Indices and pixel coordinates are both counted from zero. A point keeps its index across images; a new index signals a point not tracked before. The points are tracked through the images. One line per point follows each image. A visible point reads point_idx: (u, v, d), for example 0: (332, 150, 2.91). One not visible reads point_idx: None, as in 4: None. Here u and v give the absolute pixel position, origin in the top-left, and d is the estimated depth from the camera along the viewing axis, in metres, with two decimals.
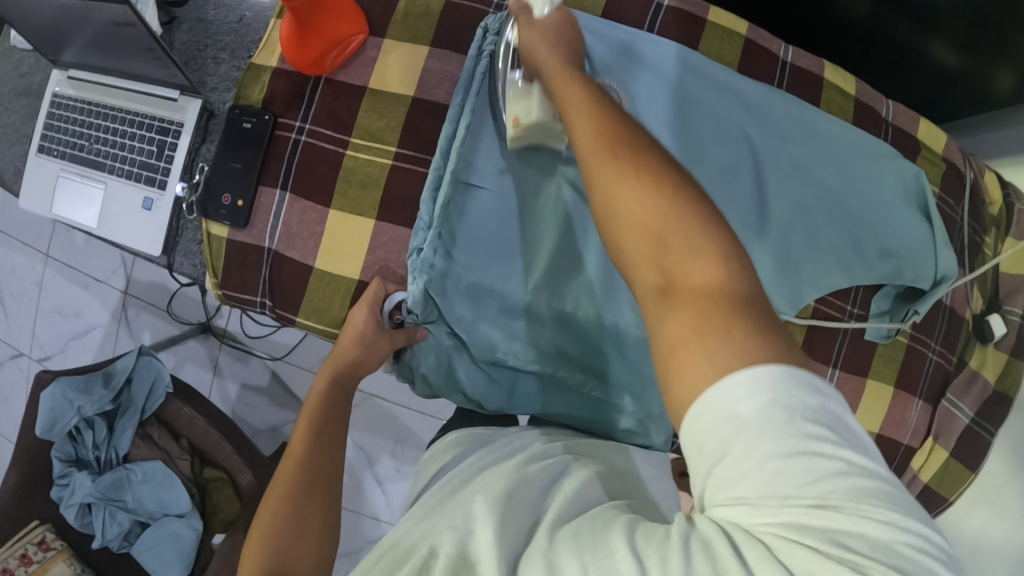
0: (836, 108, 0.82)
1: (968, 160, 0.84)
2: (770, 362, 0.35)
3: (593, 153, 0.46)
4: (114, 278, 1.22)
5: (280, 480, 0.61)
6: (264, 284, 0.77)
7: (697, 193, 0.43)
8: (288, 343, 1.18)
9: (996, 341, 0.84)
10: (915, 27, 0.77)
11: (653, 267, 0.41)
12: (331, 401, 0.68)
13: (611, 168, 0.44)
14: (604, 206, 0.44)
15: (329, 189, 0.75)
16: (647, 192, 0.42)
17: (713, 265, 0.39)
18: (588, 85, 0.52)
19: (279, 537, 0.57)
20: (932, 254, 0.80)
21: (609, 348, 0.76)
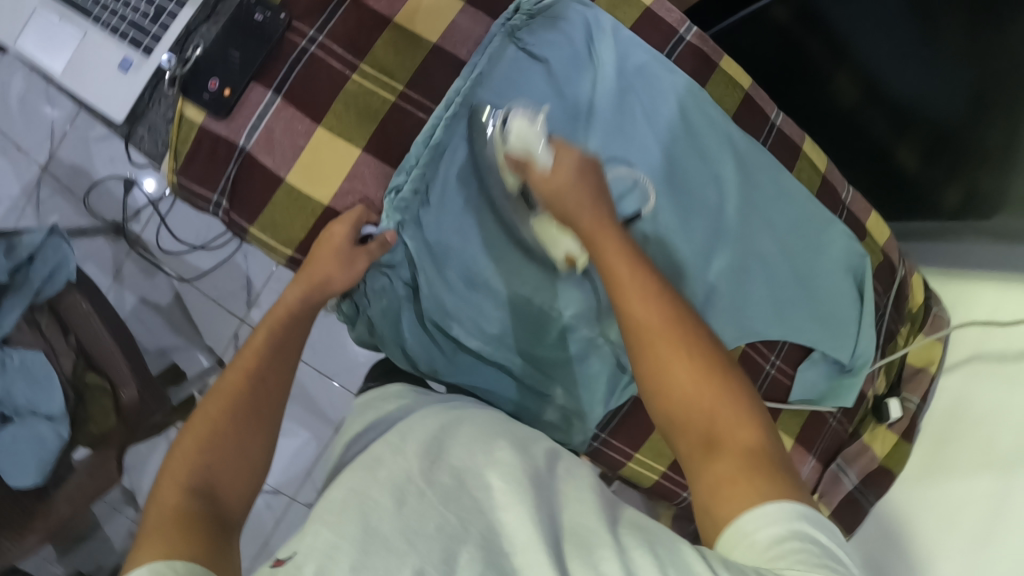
0: (805, 177, 0.88)
1: (902, 259, 0.93)
2: (800, 503, 0.45)
3: (648, 333, 0.54)
4: (36, 150, 1.12)
5: (225, 392, 0.59)
6: (226, 183, 0.73)
7: (737, 373, 0.53)
8: (201, 268, 1.13)
9: (890, 422, 0.90)
10: (890, 127, 0.90)
11: (695, 438, 0.51)
12: (296, 318, 0.67)
13: (673, 359, 0.52)
14: (651, 369, 0.53)
15: (325, 106, 0.73)
16: (698, 367, 0.52)
17: (756, 433, 0.50)
18: (636, 252, 0.59)
19: (210, 460, 0.54)
20: (855, 334, 0.88)
21: (555, 340, 0.77)
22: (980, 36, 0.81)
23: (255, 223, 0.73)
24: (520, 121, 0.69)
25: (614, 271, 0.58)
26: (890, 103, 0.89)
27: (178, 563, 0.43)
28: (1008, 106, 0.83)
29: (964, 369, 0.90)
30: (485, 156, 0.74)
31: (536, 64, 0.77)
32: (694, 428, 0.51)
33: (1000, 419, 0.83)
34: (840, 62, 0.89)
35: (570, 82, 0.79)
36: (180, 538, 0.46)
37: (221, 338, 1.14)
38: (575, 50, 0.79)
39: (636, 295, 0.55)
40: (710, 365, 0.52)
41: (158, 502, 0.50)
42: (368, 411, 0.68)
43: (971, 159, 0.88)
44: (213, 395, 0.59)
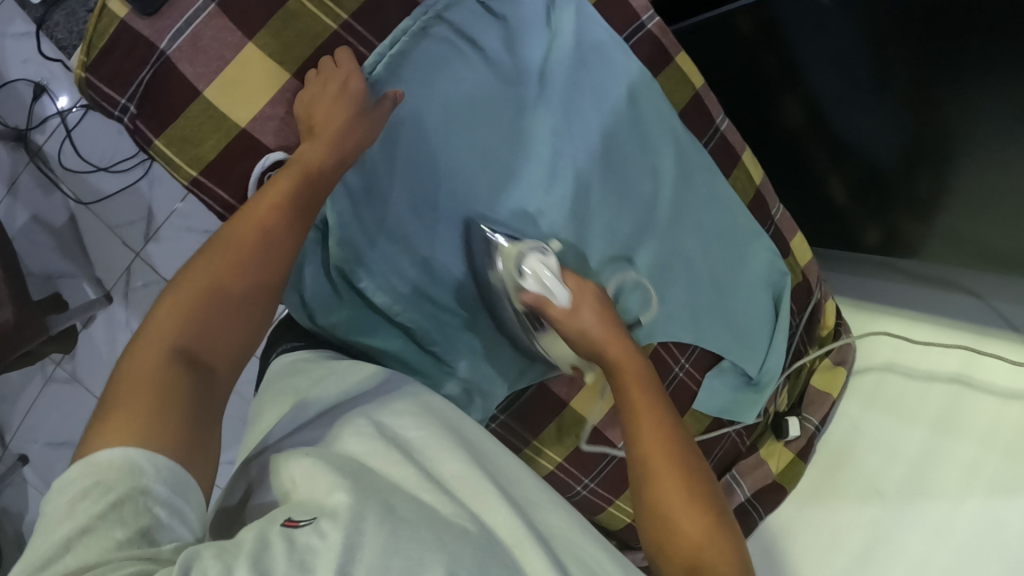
0: (739, 186, 0.89)
1: (819, 283, 0.95)
2: None
3: (636, 407, 0.61)
4: None
5: (231, 248, 0.55)
6: (139, 86, 0.67)
7: (729, 523, 0.57)
8: (102, 192, 1.04)
9: (787, 440, 0.92)
10: (828, 156, 0.94)
11: (654, 503, 0.57)
12: (316, 186, 0.62)
13: (665, 471, 0.57)
14: (651, 483, 0.57)
15: (261, 21, 0.68)
16: (696, 509, 0.56)
17: (702, 519, 0.55)
18: (664, 407, 0.62)
19: (196, 330, 0.51)
20: (764, 351, 0.90)
21: (462, 306, 0.75)
22: (920, 99, 0.80)
23: (162, 136, 0.67)
24: (537, 258, 0.71)
25: (613, 352, 0.67)
26: (831, 135, 0.91)
27: (156, 461, 0.43)
28: (931, 167, 0.85)
29: (865, 397, 0.94)
30: (422, 106, 0.72)
31: (488, 20, 0.75)
32: (649, 490, 0.58)
33: (887, 451, 0.88)
34: (794, 84, 0.89)
35: (521, 45, 0.76)
36: (159, 421, 0.45)
37: (114, 271, 1.05)
38: (533, 14, 0.76)
39: (637, 385, 0.64)
40: (703, 492, 0.57)
41: (134, 362, 0.48)
42: (274, 388, 0.63)
43: (897, 199, 0.92)
44: (217, 248, 0.55)
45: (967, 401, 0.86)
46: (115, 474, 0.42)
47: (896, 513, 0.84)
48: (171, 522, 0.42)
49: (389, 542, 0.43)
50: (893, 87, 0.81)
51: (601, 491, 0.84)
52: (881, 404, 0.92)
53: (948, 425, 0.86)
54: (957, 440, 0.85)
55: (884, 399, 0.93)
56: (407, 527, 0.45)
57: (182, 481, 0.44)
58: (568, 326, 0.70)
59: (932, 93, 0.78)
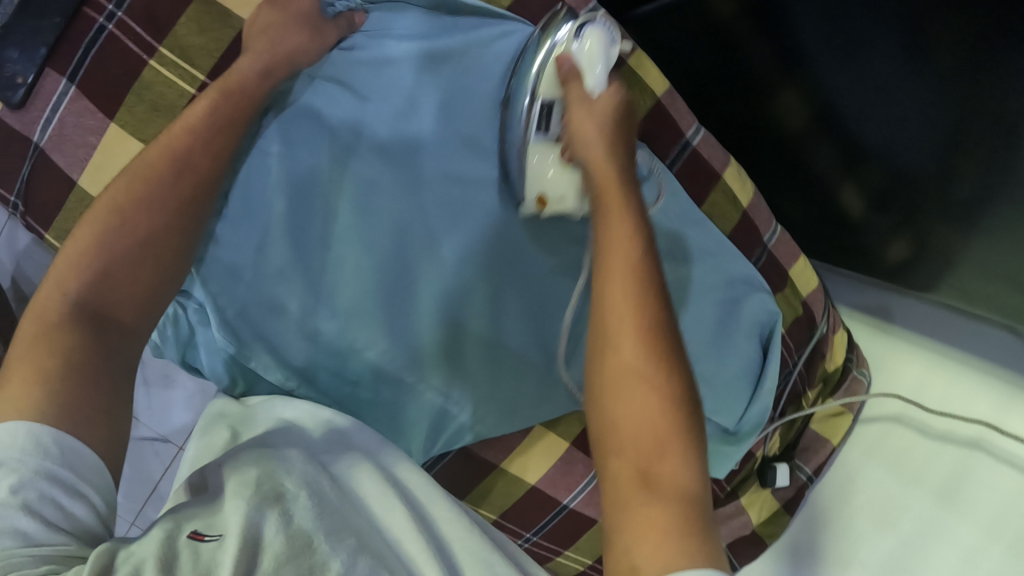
0: (719, 213, 0.74)
1: (827, 313, 0.80)
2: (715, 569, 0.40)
3: (614, 339, 0.47)
4: None
5: (136, 183, 0.55)
6: (22, 183, 0.66)
7: (694, 420, 0.46)
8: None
9: (773, 488, 0.80)
10: (837, 163, 0.75)
11: (630, 461, 0.45)
12: (228, 120, 0.60)
13: (624, 353, 0.47)
14: (609, 378, 0.47)
15: (119, 98, 0.64)
16: (656, 393, 0.46)
17: (684, 461, 0.44)
18: (637, 225, 0.52)
19: (105, 264, 0.52)
20: (746, 397, 0.77)
21: (361, 381, 0.68)
22: (949, 79, 0.61)
23: (50, 229, 0.66)
24: (596, 38, 0.64)
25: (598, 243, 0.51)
26: (841, 135, 0.73)
27: (61, 443, 0.45)
28: (974, 159, 0.64)
29: (869, 445, 0.82)
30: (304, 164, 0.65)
31: (379, 51, 0.67)
32: (635, 431, 0.45)
33: (883, 513, 0.79)
34: (789, 76, 0.72)
35: (423, 69, 0.67)
36: (67, 369, 0.47)
37: None
38: (436, 34, 0.67)
39: (600, 231, 0.52)
40: (663, 354, 0.47)
41: (38, 306, 0.50)
42: (202, 446, 0.61)
43: (927, 210, 0.72)
44: (131, 175, 0.56)
45: (979, 468, 0.77)
46: (16, 453, 0.43)
47: None
48: (76, 509, 0.45)
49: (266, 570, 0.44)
50: (931, 80, 0.62)
51: (546, 543, 0.80)
52: (883, 456, 0.81)
53: (953, 500, 0.76)
54: (959, 517, 0.75)
55: (887, 449, 0.81)
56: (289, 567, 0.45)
57: (84, 454, 0.46)
58: (583, 111, 0.61)
59: (976, 92, 0.60)
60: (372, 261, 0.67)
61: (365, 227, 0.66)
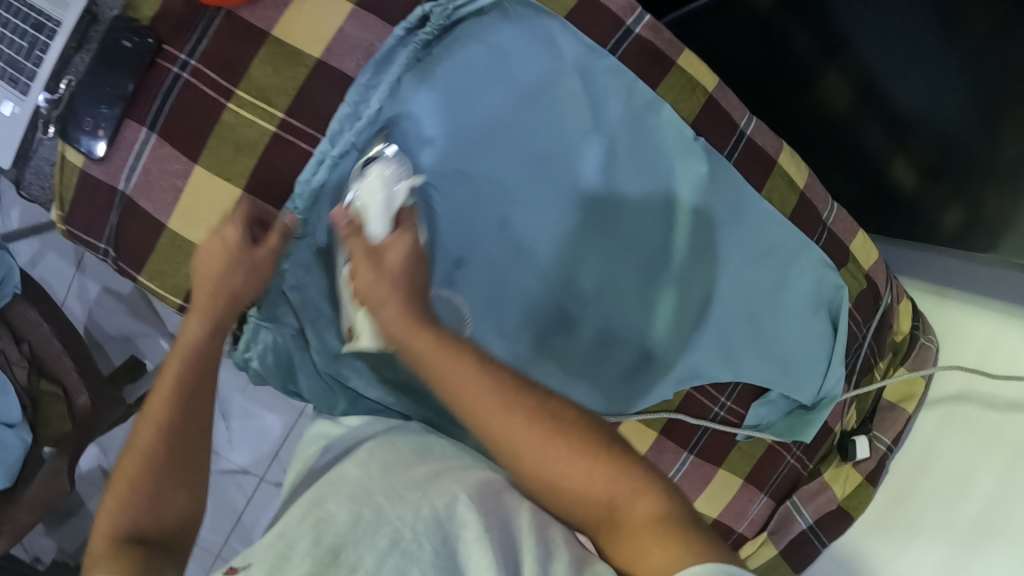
0: (777, 196, 0.76)
1: (890, 283, 0.81)
2: (712, 560, 0.43)
3: (525, 455, 0.49)
4: None
5: (141, 446, 0.56)
6: (111, 231, 0.68)
7: (622, 451, 0.50)
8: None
9: (856, 462, 0.83)
10: (885, 136, 0.78)
11: (600, 513, 0.49)
12: (204, 352, 0.59)
13: (536, 442, 0.49)
14: (510, 448, 0.49)
15: (202, 142, 0.66)
16: (574, 456, 0.49)
17: (657, 503, 0.48)
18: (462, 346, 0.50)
19: (146, 494, 0.55)
20: (822, 371, 0.79)
21: None
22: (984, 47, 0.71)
23: (143, 271, 0.68)
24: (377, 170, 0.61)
25: (480, 414, 0.49)
26: (888, 110, 0.77)
27: None
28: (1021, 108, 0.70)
29: (944, 410, 0.84)
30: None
31: (445, 76, 0.67)
32: (598, 503, 0.49)
33: (962, 482, 0.79)
34: (830, 58, 0.78)
35: (492, 89, 0.68)
36: None
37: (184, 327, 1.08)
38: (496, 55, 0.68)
39: (465, 389, 0.49)
40: (587, 443, 0.49)
41: (96, 542, 0.53)
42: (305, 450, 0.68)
43: (974, 172, 0.74)
44: (142, 419, 0.57)
45: None
46: None
47: (962, 553, 0.77)
48: None
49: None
50: (964, 43, 0.72)
51: None
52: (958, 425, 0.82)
53: None
54: None
55: (961, 418, 0.82)
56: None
57: None
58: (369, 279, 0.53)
59: (1000, 47, 0.70)
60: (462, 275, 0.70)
61: (449, 245, 0.69)
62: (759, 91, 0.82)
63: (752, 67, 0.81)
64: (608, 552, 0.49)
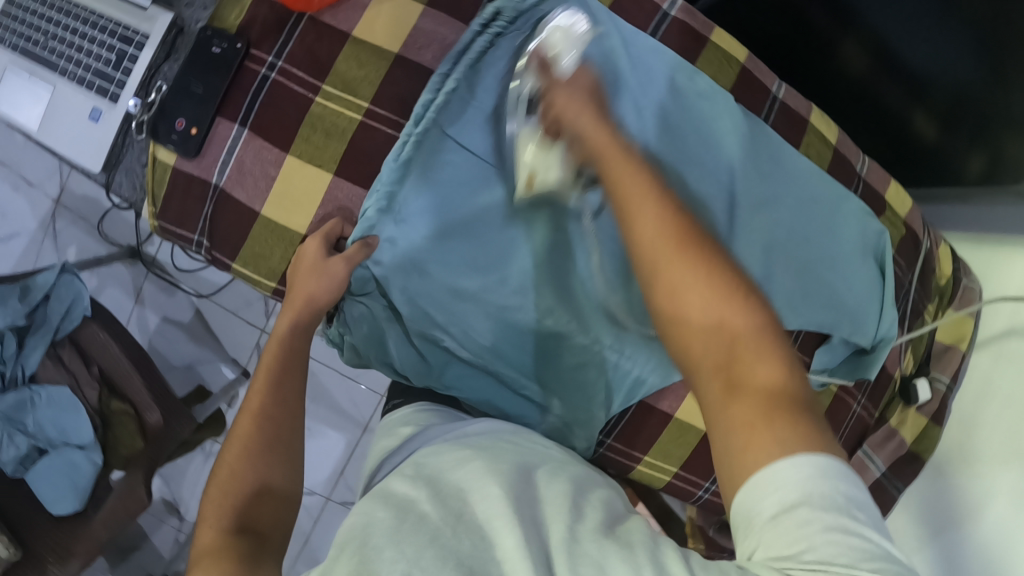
0: (814, 152, 0.83)
1: (927, 230, 0.87)
2: (826, 455, 0.39)
3: (658, 285, 0.46)
4: (48, 183, 1.04)
5: (237, 440, 0.57)
6: (204, 222, 0.72)
7: (761, 298, 0.45)
8: (217, 283, 1.04)
9: (919, 404, 0.86)
10: (904, 95, 0.84)
11: (719, 357, 0.44)
12: (292, 348, 0.64)
13: (691, 298, 0.45)
14: (655, 277, 0.46)
15: (293, 132, 0.71)
16: (711, 284, 0.45)
17: (783, 373, 0.43)
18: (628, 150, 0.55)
19: (245, 488, 0.54)
20: (876, 314, 0.83)
21: (549, 352, 0.74)
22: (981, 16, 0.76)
23: (237, 258, 0.72)
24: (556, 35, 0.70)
25: (638, 224, 0.48)
26: (904, 71, 0.83)
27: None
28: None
29: (995, 348, 0.87)
30: (458, 160, 0.70)
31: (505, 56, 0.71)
32: (727, 330, 0.44)
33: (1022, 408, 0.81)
34: (845, 29, 0.83)
35: None
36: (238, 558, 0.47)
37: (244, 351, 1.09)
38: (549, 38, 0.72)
39: (645, 210, 0.49)
40: (726, 281, 0.45)
41: (201, 536, 0.51)
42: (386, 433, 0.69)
43: (993, 121, 0.81)
44: (237, 420, 0.59)
45: None
46: None
47: None
48: None
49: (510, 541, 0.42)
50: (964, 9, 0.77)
51: None
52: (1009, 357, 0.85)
53: None
54: None
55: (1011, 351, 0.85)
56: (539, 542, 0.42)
57: None
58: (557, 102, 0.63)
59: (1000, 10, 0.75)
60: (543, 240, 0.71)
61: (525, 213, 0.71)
62: (785, 60, 0.89)
63: (776, 39, 0.87)
64: (710, 419, 0.43)
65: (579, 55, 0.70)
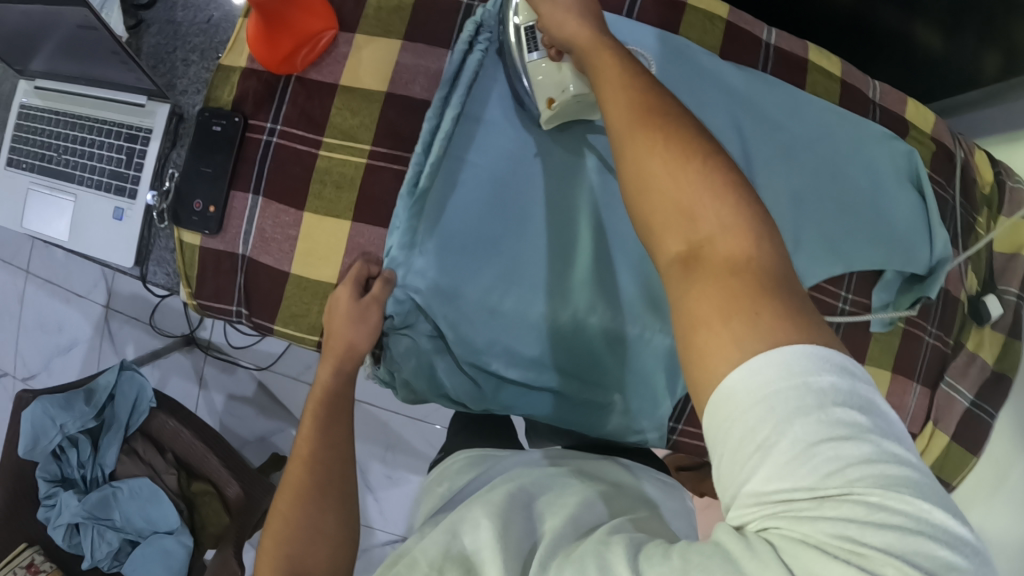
0: (822, 90, 0.80)
1: (958, 140, 0.83)
2: (805, 345, 0.33)
3: (611, 101, 0.44)
4: (95, 292, 1.09)
5: (291, 485, 0.60)
6: (240, 291, 0.74)
7: (728, 164, 0.40)
8: (274, 352, 1.05)
9: (992, 322, 0.83)
10: (899, 13, 0.80)
11: (681, 235, 0.38)
12: (337, 394, 0.66)
13: (659, 163, 0.40)
14: (634, 180, 0.41)
15: (305, 191, 0.72)
16: (686, 168, 0.39)
17: (752, 246, 0.37)
18: (629, 60, 0.46)
19: (298, 540, 0.57)
20: (928, 237, 0.80)
21: (600, 349, 0.73)
22: None
23: (277, 320, 0.73)
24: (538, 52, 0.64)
25: (613, 97, 0.44)
26: None
27: None
28: None
29: None
30: (469, 183, 0.71)
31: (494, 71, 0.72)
32: (698, 238, 0.38)
33: None
34: None
35: None
36: None
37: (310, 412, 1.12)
38: None
39: (623, 119, 0.42)
40: (686, 141, 0.40)
41: None
42: (448, 470, 0.69)
43: (1002, 20, 0.76)
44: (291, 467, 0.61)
45: None
46: None
47: None
48: None
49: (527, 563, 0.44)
50: None
51: None
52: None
53: None
54: None
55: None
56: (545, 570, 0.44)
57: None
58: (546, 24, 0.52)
59: None
60: (570, 234, 0.72)
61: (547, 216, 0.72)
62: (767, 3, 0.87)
63: None
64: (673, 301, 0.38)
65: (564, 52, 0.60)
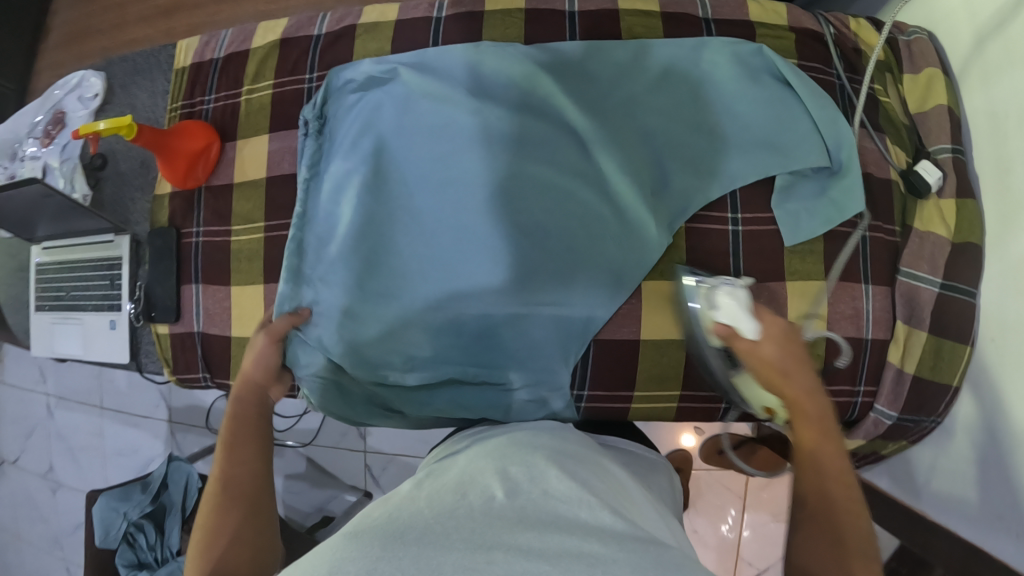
0: (642, 29, 0.76)
1: (822, 18, 0.76)
2: None
3: (806, 455, 0.53)
4: (158, 411, 1.20)
5: (207, 510, 0.55)
6: (202, 361, 0.83)
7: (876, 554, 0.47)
8: (312, 428, 1.16)
9: (935, 191, 0.72)
10: None
11: (841, 527, 0.48)
12: (242, 411, 0.62)
13: (817, 479, 0.51)
14: (807, 495, 0.52)
15: (225, 269, 0.81)
16: (854, 523, 0.48)
17: None
18: (829, 428, 0.53)
19: (213, 551, 0.52)
20: (818, 133, 0.71)
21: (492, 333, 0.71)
22: None
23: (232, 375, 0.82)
24: (725, 291, 0.59)
25: (806, 466, 0.53)
26: None
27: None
28: None
29: (976, 76, 0.69)
30: (351, 232, 0.73)
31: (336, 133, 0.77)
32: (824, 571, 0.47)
33: None
34: None
35: (365, 111, 0.75)
36: None
37: (356, 472, 1.14)
38: (354, 98, 0.76)
39: (810, 434, 0.53)
40: (861, 512, 0.49)
41: None
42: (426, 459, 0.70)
43: None
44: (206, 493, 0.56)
45: None
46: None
47: None
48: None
49: (495, 528, 0.47)
50: None
51: None
52: (997, 69, 0.66)
53: None
54: None
55: (994, 60, 0.66)
56: (538, 525, 0.48)
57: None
58: (751, 359, 0.57)
59: None
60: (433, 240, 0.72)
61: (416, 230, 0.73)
62: None
63: None
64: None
65: (747, 298, 0.58)
